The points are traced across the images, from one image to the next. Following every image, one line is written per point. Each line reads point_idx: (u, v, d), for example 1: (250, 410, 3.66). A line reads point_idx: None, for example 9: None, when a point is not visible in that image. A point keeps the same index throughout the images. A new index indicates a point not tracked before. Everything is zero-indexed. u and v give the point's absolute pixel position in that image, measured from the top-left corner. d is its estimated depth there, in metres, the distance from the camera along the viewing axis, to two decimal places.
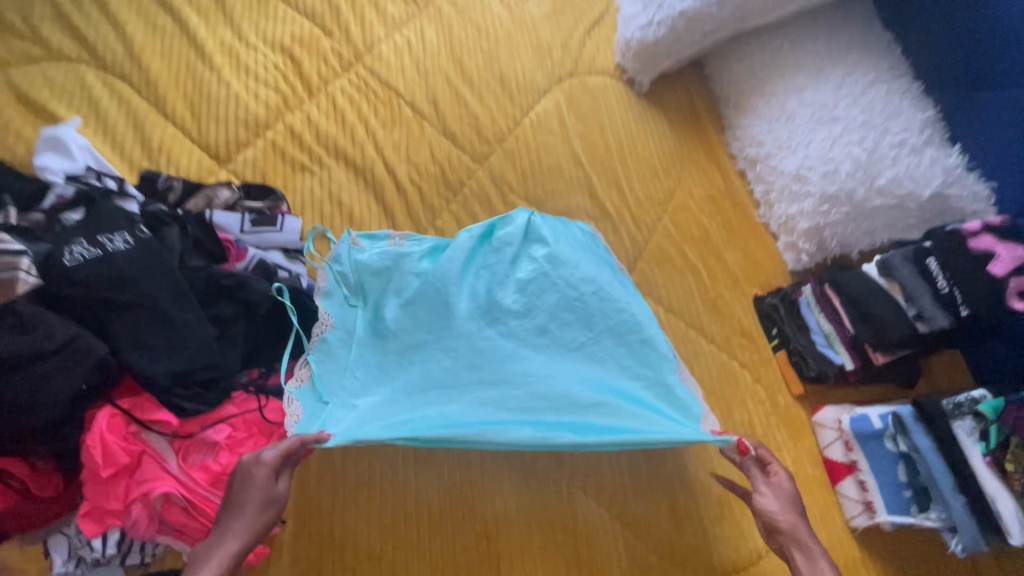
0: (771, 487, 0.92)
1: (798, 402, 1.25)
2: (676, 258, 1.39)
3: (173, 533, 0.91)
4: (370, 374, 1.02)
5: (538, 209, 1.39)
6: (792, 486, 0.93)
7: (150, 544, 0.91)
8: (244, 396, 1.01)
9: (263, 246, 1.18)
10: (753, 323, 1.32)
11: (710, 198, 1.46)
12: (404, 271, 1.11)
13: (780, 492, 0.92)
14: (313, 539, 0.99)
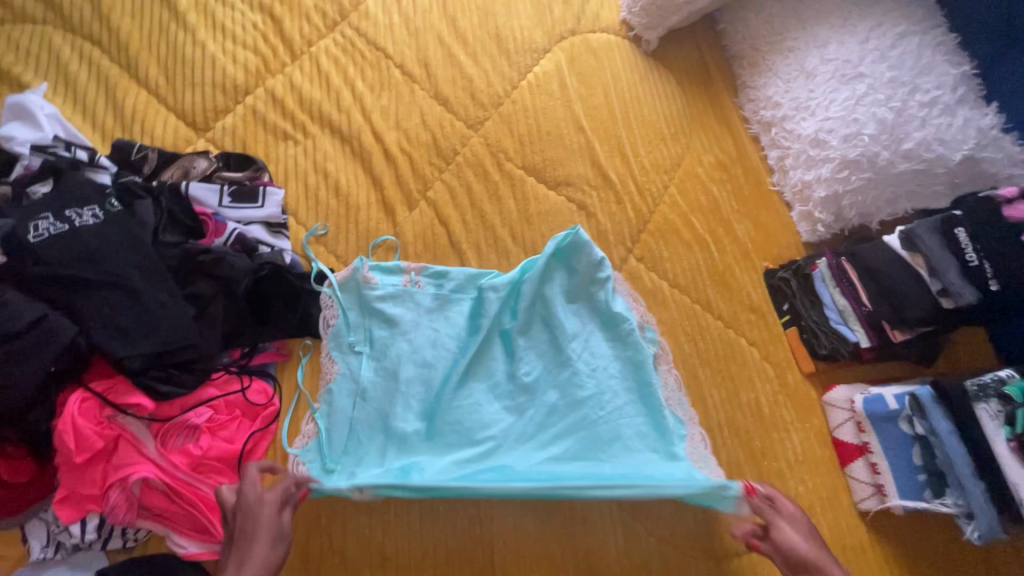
0: (787, 519, 0.89)
1: (808, 380, 1.19)
2: (682, 230, 1.31)
3: (154, 517, 0.88)
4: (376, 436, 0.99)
5: (536, 177, 1.31)
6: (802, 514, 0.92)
7: (131, 528, 0.88)
8: (225, 377, 0.98)
9: (244, 222, 1.11)
10: (763, 297, 1.25)
11: (720, 165, 1.37)
12: (421, 327, 1.08)
13: (795, 522, 0.90)
14: (300, 518, 0.97)
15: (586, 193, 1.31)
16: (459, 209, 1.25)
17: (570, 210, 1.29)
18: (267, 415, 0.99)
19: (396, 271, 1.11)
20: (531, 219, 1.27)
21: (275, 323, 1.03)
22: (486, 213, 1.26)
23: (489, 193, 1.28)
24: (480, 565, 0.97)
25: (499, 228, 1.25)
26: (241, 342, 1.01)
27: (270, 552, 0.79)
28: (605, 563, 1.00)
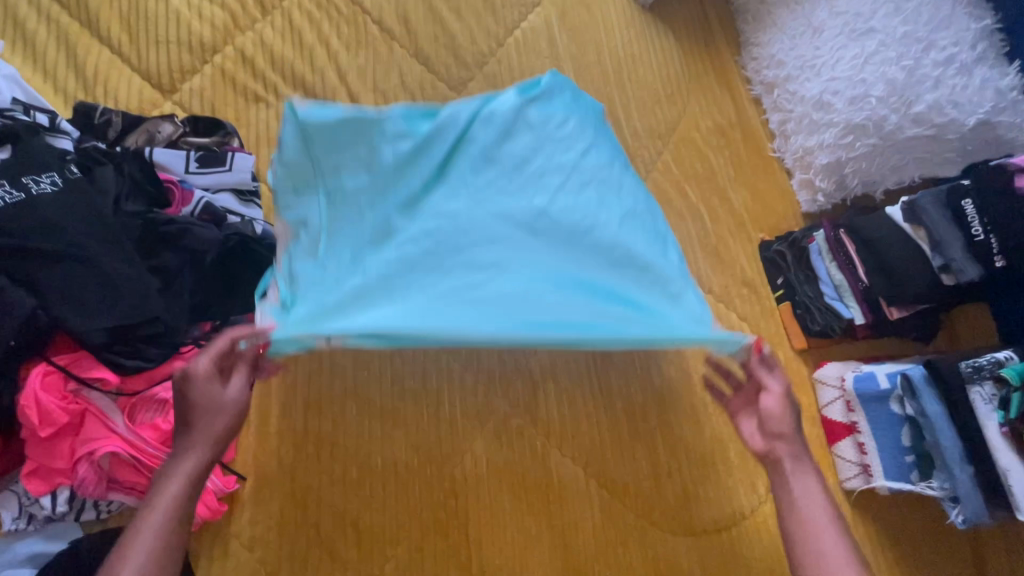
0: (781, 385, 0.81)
1: (799, 356, 1.16)
2: (673, 198, 1.26)
3: (126, 490, 0.88)
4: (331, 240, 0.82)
5: None
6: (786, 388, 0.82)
7: (104, 501, 0.88)
8: (194, 351, 0.95)
9: (212, 188, 1.07)
10: (757, 271, 1.21)
11: (718, 129, 1.31)
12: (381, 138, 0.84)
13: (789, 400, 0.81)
14: (276, 490, 0.96)
15: None
16: None
17: None
18: None
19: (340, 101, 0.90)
20: None
21: (246, 296, 1.00)
22: None
23: None
24: (456, 540, 0.97)
25: None
26: (212, 314, 0.98)
27: (204, 447, 0.75)
28: (581, 539, 0.99)
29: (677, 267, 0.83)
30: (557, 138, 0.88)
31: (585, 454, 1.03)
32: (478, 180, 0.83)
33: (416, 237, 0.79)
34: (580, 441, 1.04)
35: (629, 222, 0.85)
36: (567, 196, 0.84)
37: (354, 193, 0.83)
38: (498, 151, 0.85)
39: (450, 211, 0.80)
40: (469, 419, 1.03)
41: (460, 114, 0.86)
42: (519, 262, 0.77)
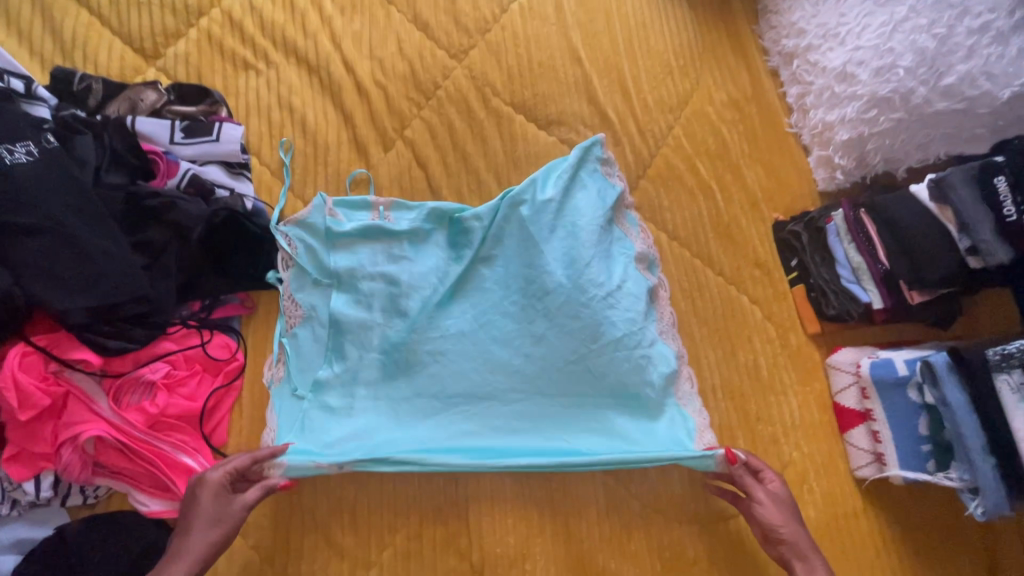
0: (770, 494, 0.89)
1: (812, 341, 1.12)
2: (685, 176, 1.20)
3: (113, 475, 0.85)
4: (343, 342, 0.95)
5: (525, 116, 1.18)
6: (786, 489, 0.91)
7: (90, 486, 0.85)
8: (183, 332, 0.92)
9: (198, 161, 1.02)
10: (770, 252, 1.17)
11: (733, 103, 1.25)
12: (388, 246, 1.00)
13: (778, 499, 0.89)
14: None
15: (581, 134, 1.18)
16: (439, 150, 1.14)
17: (562, 151, 1.17)
18: (230, 370, 0.93)
19: (362, 207, 1.03)
20: (519, 160, 1.15)
21: (236, 274, 0.96)
22: (469, 154, 1.14)
23: (473, 132, 1.16)
24: (454, 527, 0.93)
25: (482, 172, 1.14)
26: (200, 293, 0.94)
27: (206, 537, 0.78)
28: (584, 526, 0.96)
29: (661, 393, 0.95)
30: (582, 269, 0.96)
31: None
32: (503, 329, 0.96)
33: (450, 366, 0.95)
34: None
35: (636, 359, 0.94)
36: (579, 349, 0.94)
37: (386, 301, 0.97)
38: (529, 272, 0.97)
39: (479, 353, 0.95)
40: None
41: (497, 240, 1.00)
42: (520, 411, 0.95)
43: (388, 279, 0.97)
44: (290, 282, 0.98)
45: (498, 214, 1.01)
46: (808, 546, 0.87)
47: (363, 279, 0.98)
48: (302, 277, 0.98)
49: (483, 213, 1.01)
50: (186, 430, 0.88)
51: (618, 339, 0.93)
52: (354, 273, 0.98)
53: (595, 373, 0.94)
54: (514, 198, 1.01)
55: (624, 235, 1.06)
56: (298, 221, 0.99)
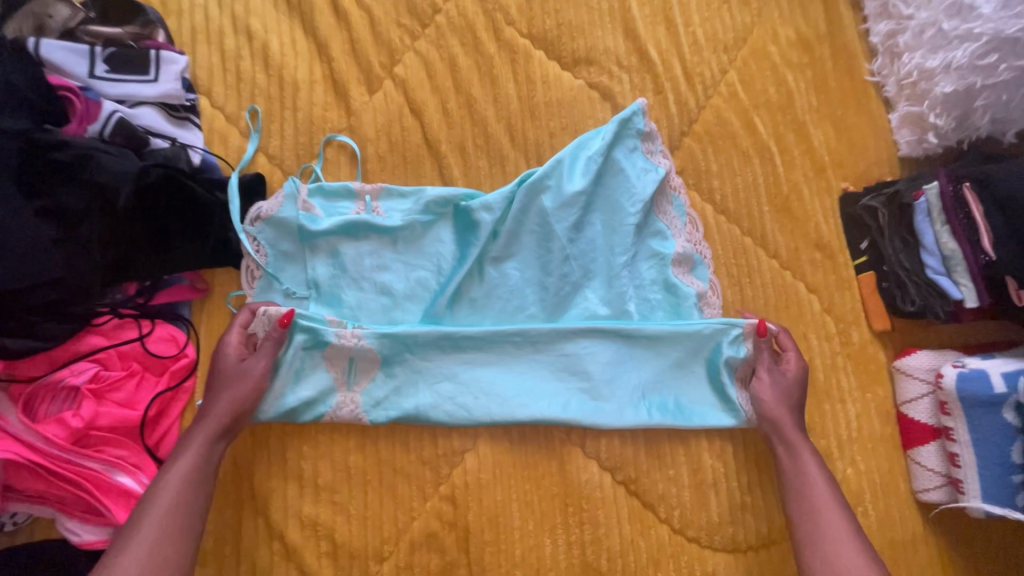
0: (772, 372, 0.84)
1: (877, 340, 0.95)
2: (739, 134, 0.98)
3: (32, 501, 0.69)
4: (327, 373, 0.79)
5: (545, 51, 0.94)
6: (800, 376, 0.84)
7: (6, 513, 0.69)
8: (116, 323, 0.74)
9: (128, 101, 0.79)
10: (836, 231, 0.97)
11: (802, 43, 1.02)
12: (381, 247, 0.84)
13: (780, 379, 0.83)
14: (233, 495, 0.79)
15: (614, 77, 0.95)
16: (438, 93, 0.91)
17: (591, 98, 0.94)
18: (178, 370, 0.76)
19: (344, 196, 0.84)
20: (537, 108, 0.92)
21: (182, 250, 0.76)
22: (475, 99, 0.92)
23: (480, 71, 0.93)
24: (452, 559, 0.79)
25: (491, 123, 0.92)
26: (137, 273, 0.75)
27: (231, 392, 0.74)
28: (607, 556, 0.81)
29: (709, 415, 0.86)
30: (605, 276, 0.87)
31: (616, 456, 0.84)
32: (518, 348, 0.84)
33: (456, 395, 0.82)
34: (611, 443, 0.84)
35: (670, 382, 0.86)
36: (604, 373, 0.84)
37: (380, 314, 0.82)
38: (549, 281, 0.86)
39: (490, 378, 0.83)
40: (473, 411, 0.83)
41: (511, 238, 0.87)
42: (538, 448, 0.83)
43: (381, 287, 0.83)
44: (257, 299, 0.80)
45: (514, 209, 0.86)
46: (793, 428, 0.81)
47: (350, 287, 0.82)
48: (272, 291, 0.80)
49: (495, 203, 0.86)
50: (124, 444, 0.72)
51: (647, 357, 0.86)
52: (339, 280, 0.82)
53: (621, 399, 0.84)
54: (533, 184, 0.87)
55: (669, 231, 0.91)
56: (266, 219, 0.80)
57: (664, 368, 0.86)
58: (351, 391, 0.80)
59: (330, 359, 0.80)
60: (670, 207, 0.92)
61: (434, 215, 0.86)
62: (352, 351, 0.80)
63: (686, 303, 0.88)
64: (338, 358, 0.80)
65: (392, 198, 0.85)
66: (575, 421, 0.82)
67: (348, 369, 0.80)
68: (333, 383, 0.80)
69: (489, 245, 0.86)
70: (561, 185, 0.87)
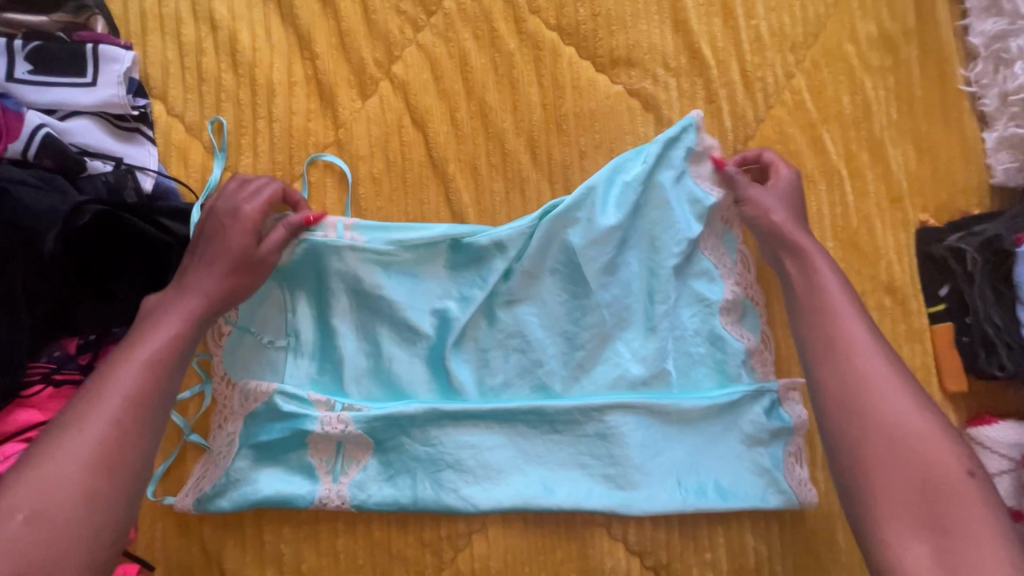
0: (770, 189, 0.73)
1: (950, 403, 0.81)
2: (804, 154, 0.82)
3: None
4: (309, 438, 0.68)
5: (577, 47, 0.78)
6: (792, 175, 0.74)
7: None
8: (52, 392, 0.61)
9: (59, 111, 0.64)
10: (911, 274, 0.82)
11: (885, 41, 0.84)
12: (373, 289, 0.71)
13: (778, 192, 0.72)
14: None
15: (660, 82, 0.78)
16: (446, 98, 0.75)
17: (630, 108, 0.78)
18: None
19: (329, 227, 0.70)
20: (564, 120, 0.77)
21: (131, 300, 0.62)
22: (490, 107, 0.76)
23: (497, 72, 0.76)
24: None
25: (509, 137, 0.76)
26: (77, 327, 0.61)
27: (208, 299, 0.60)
28: None
29: (752, 494, 0.73)
30: (640, 328, 0.74)
31: (645, 537, 0.73)
32: (536, 414, 0.71)
33: (460, 470, 0.69)
34: (641, 525, 0.73)
35: (706, 456, 0.73)
36: (635, 447, 0.71)
37: (371, 366, 0.71)
38: (574, 334, 0.73)
39: (502, 449, 0.70)
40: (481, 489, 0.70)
41: (530, 281, 0.73)
42: (554, 531, 0.71)
43: (375, 336, 0.71)
44: (227, 360, 0.70)
45: (535, 249, 0.73)
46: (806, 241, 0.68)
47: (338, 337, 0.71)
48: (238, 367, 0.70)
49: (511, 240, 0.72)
50: None
51: (687, 424, 0.73)
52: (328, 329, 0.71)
53: (654, 476, 0.71)
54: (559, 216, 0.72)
55: (717, 271, 0.76)
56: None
57: (703, 438, 0.73)
58: (335, 483, 0.68)
59: (315, 446, 0.68)
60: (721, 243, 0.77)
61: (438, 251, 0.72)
62: (340, 437, 0.68)
63: (733, 361, 0.75)
64: (324, 445, 0.68)
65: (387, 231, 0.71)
66: (598, 500, 0.69)
67: (335, 457, 0.69)
68: (316, 472, 0.68)
69: (503, 288, 0.73)
70: (592, 217, 0.72)
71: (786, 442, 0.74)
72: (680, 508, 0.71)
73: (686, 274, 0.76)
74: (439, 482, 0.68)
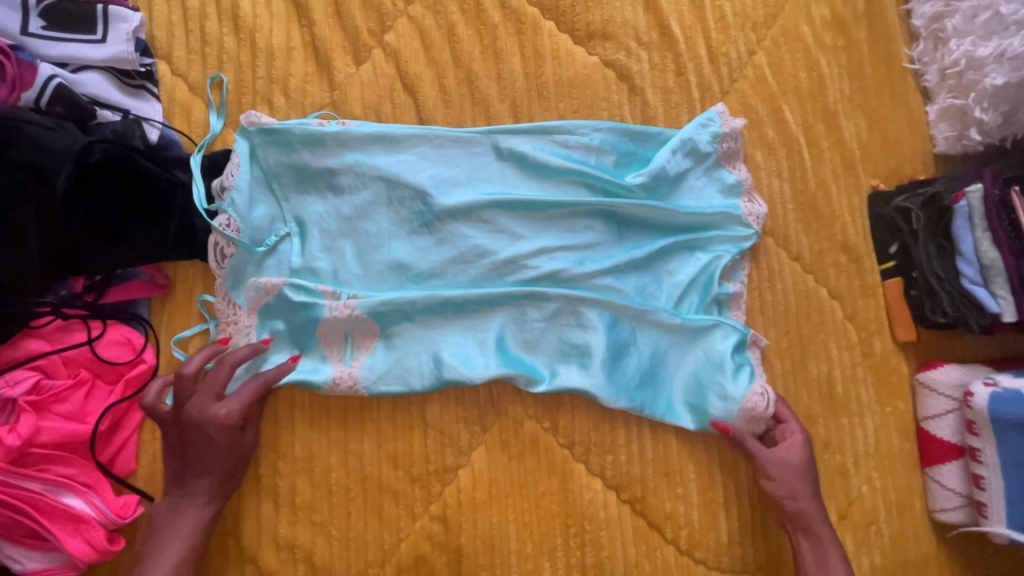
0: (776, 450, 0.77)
1: (901, 351, 0.88)
2: (765, 123, 0.90)
3: None
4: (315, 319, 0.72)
5: (558, 23, 0.84)
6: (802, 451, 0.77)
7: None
8: (60, 325, 0.66)
9: (70, 65, 0.69)
10: (864, 233, 0.89)
11: (837, 23, 0.92)
12: (375, 182, 0.76)
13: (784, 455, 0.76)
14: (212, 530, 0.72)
15: (633, 54, 0.85)
16: (434, 66, 0.81)
17: (605, 77, 0.84)
18: (134, 378, 0.67)
19: (328, 137, 0.74)
20: (545, 87, 0.83)
21: (134, 241, 0.67)
22: (476, 74, 0.81)
23: (482, 43, 0.82)
24: None
25: (494, 102, 0.82)
26: (84, 267, 0.66)
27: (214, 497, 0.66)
28: None
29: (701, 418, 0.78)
30: (626, 236, 0.82)
31: (622, 471, 0.78)
32: (531, 305, 0.78)
33: (458, 350, 0.76)
34: (617, 460, 0.78)
35: (682, 358, 0.80)
36: (613, 336, 0.78)
37: (374, 257, 0.75)
38: (573, 232, 0.80)
39: (494, 333, 0.77)
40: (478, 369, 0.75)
41: (538, 186, 0.80)
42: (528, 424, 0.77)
43: (376, 228, 0.76)
44: (239, 258, 0.71)
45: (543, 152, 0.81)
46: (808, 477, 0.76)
47: (347, 221, 0.75)
48: (240, 261, 0.71)
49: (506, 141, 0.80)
50: (69, 462, 0.64)
51: (664, 335, 0.80)
52: (336, 220, 0.75)
53: (624, 374, 0.78)
54: (548, 128, 0.81)
55: (722, 207, 0.83)
56: (231, 188, 0.71)
57: (677, 343, 0.80)
58: (347, 368, 0.73)
59: (325, 337, 0.73)
60: (724, 191, 0.84)
61: (437, 149, 0.78)
62: (347, 325, 0.73)
63: (714, 282, 0.81)
64: (334, 334, 0.73)
65: (410, 130, 0.77)
66: (575, 387, 0.76)
67: (344, 345, 0.74)
68: (327, 360, 0.73)
69: (499, 186, 0.79)
70: (578, 130, 0.81)
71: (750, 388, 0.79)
72: (637, 410, 0.78)
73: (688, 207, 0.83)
74: (439, 359, 0.75)
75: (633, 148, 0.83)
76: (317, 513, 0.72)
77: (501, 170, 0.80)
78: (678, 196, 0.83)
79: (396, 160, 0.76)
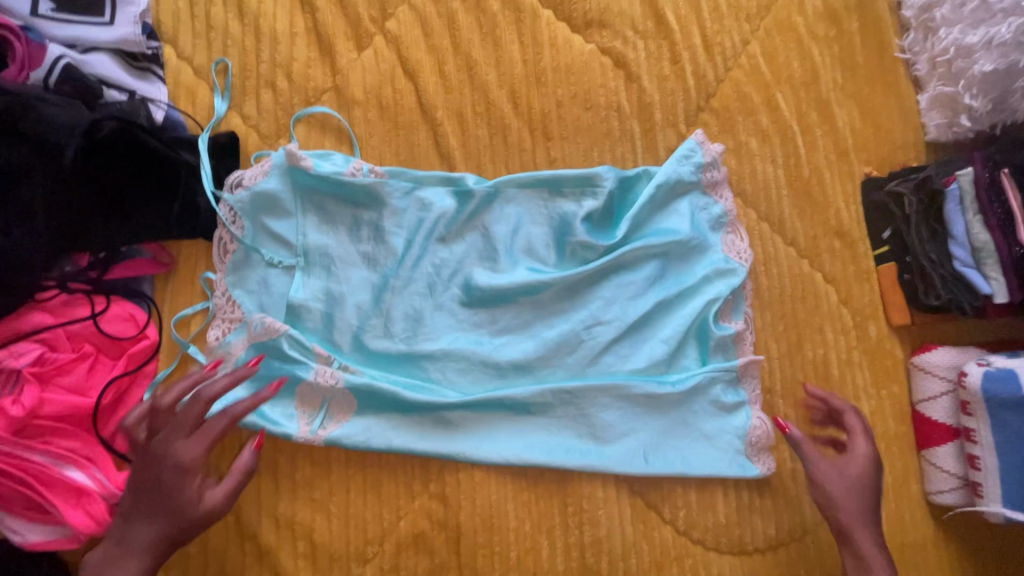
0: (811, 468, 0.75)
1: (896, 335, 0.89)
2: (759, 111, 0.91)
3: None
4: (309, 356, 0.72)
5: (556, 12, 0.86)
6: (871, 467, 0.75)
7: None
8: (65, 300, 0.67)
9: (79, 46, 0.71)
10: (858, 219, 0.90)
11: (829, 14, 0.94)
12: (380, 231, 0.76)
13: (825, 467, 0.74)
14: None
15: (629, 42, 0.87)
16: (434, 53, 0.82)
17: (602, 64, 0.86)
18: (137, 353, 0.68)
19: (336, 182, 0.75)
20: (543, 74, 0.84)
21: (139, 218, 0.69)
22: (475, 62, 0.83)
23: (482, 31, 0.84)
24: (444, 558, 0.73)
25: (492, 88, 0.83)
26: (89, 244, 0.67)
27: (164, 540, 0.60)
28: (608, 559, 0.75)
29: (690, 462, 0.77)
30: (631, 262, 0.81)
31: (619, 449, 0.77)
32: (531, 329, 0.78)
33: (458, 375, 0.76)
34: None
35: (680, 412, 0.79)
36: (608, 393, 0.77)
37: (371, 301, 0.75)
38: (578, 283, 0.79)
39: (487, 378, 0.76)
40: (468, 415, 0.75)
41: (547, 230, 0.80)
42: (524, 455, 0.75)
43: (377, 273, 0.76)
44: (240, 256, 0.73)
45: (555, 196, 0.81)
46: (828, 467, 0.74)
47: (352, 244, 0.76)
48: (250, 265, 0.73)
49: (520, 183, 0.80)
50: (72, 435, 0.65)
51: (664, 364, 0.79)
52: (337, 258, 0.75)
53: (616, 429, 0.77)
54: (564, 172, 0.80)
55: (719, 249, 0.83)
56: (248, 187, 0.72)
57: (675, 399, 0.78)
58: (312, 433, 0.72)
59: (302, 396, 0.73)
60: (712, 222, 0.84)
61: (447, 197, 0.78)
62: (327, 393, 0.73)
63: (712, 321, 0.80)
64: (312, 397, 0.73)
65: (424, 178, 0.78)
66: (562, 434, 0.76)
67: (318, 411, 0.73)
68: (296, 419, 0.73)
69: (505, 230, 0.79)
70: (594, 176, 0.81)
71: (733, 426, 0.79)
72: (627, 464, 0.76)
73: (692, 260, 0.83)
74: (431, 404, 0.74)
75: (641, 170, 0.83)
76: (316, 487, 0.73)
77: (510, 211, 0.80)
78: (688, 244, 0.82)
79: (402, 210, 0.77)
